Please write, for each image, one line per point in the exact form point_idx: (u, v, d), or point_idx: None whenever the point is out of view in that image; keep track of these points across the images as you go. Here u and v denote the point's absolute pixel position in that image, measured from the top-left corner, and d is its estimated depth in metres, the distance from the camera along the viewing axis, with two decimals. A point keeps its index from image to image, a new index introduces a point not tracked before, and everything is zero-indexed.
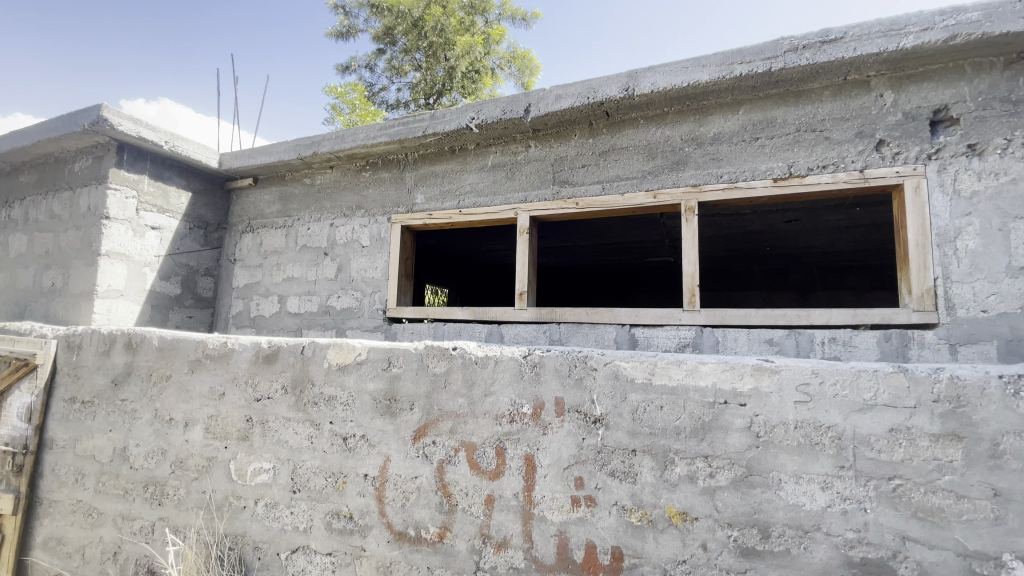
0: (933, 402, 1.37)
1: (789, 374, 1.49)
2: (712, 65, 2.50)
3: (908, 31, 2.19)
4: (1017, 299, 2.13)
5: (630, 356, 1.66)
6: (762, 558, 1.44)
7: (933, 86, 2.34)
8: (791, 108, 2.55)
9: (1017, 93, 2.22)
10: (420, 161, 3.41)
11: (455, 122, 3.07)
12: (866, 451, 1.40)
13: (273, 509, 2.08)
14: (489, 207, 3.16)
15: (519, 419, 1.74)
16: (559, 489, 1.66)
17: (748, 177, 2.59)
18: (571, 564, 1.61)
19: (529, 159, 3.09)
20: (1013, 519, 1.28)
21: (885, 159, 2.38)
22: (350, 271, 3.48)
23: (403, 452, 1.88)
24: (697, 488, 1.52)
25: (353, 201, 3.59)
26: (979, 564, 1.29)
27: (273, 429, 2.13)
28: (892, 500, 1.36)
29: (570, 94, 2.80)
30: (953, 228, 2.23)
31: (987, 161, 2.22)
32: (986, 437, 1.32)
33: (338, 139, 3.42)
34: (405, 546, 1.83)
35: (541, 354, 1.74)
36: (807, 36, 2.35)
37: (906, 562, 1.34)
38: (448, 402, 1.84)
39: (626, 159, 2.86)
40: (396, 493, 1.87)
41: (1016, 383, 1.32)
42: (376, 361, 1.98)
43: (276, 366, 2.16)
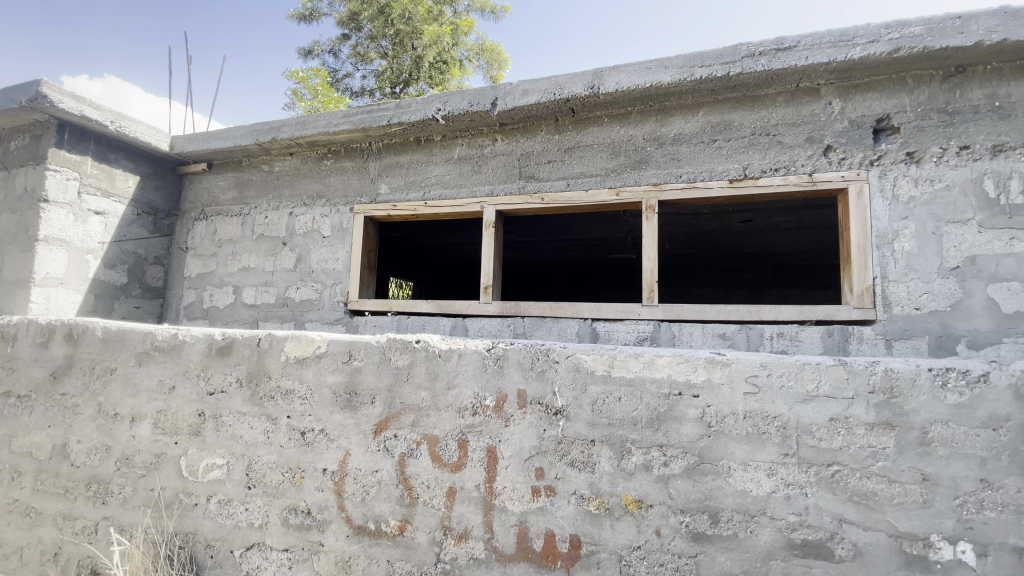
0: (869, 392, 1.46)
1: (739, 366, 1.56)
2: (674, 67, 2.56)
3: (856, 42, 2.31)
4: (947, 298, 2.28)
5: (590, 349, 1.69)
6: (712, 542, 1.51)
7: (877, 96, 2.47)
8: (747, 112, 2.65)
9: (953, 105, 2.37)
10: (385, 151, 3.35)
11: (420, 113, 3.03)
12: (809, 440, 1.48)
13: (227, 505, 2.02)
14: (454, 199, 3.14)
15: (481, 411, 1.75)
16: (520, 479, 1.68)
17: (705, 177, 2.68)
18: (531, 553, 1.65)
19: (495, 153, 3.09)
20: (939, 501, 1.39)
21: (832, 164, 2.50)
22: (309, 262, 3.39)
23: (364, 446, 1.86)
24: (652, 476, 1.58)
25: (314, 189, 3.49)
26: (907, 543, 1.39)
27: (227, 424, 2.07)
28: (831, 485, 1.46)
29: (537, 89, 2.81)
30: (892, 230, 2.38)
31: (924, 168, 2.37)
32: (916, 426, 1.42)
33: (298, 125, 3.32)
34: (364, 540, 1.82)
35: (504, 347, 1.76)
36: (763, 43, 2.44)
37: (843, 543, 1.43)
38: (410, 395, 1.83)
39: (591, 156, 2.89)
40: (355, 487, 1.85)
41: (943, 375, 1.43)
42: (336, 354, 1.95)
43: (230, 359, 2.09)
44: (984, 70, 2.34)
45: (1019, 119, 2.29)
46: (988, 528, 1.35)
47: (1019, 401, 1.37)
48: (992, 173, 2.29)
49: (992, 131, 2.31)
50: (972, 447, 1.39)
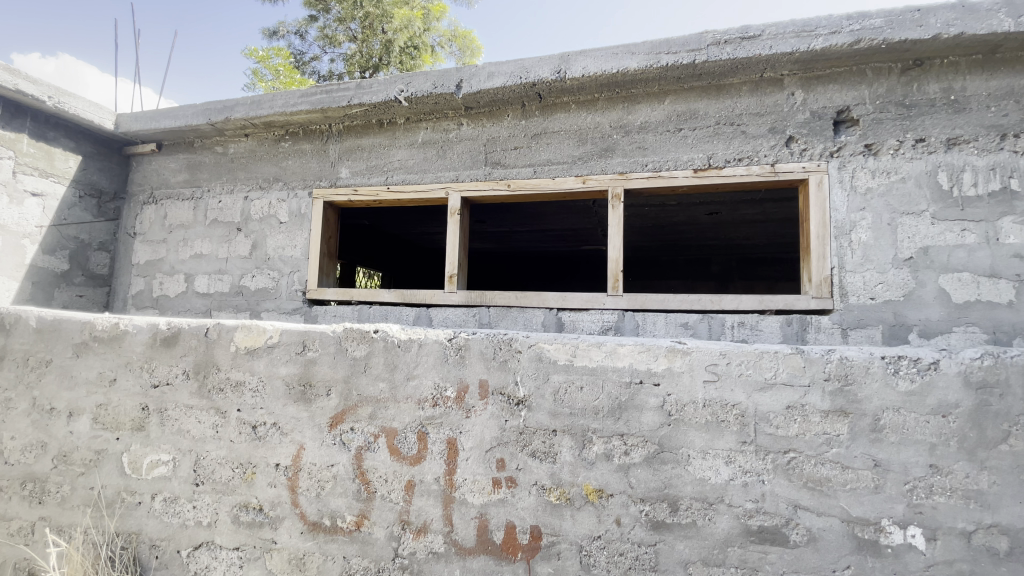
0: (824, 380, 1.48)
1: (699, 355, 1.55)
2: (640, 54, 2.54)
3: (818, 33, 2.33)
4: (900, 289, 2.34)
5: (553, 338, 1.66)
6: (671, 531, 1.51)
7: (838, 88, 2.51)
8: (712, 101, 2.65)
9: (910, 98, 2.42)
10: (346, 134, 3.23)
11: (382, 94, 2.93)
12: (766, 427, 1.49)
13: (173, 503, 1.92)
14: (418, 185, 3.06)
15: (442, 403, 1.70)
16: (481, 471, 1.65)
17: (671, 166, 2.68)
18: (491, 545, 1.62)
19: (461, 138, 3.02)
20: (890, 486, 1.42)
21: (794, 155, 2.53)
22: (265, 249, 3.25)
23: (319, 440, 1.79)
24: (613, 466, 1.57)
25: (271, 172, 3.35)
26: (859, 528, 1.42)
27: (173, 418, 1.96)
28: (787, 472, 1.47)
29: (502, 73, 2.75)
30: (849, 222, 2.43)
31: (881, 161, 2.42)
32: (869, 413, 1.45)
33: (254, 105, 3.17)
34: (319, 537, 1.76)
35: (466, 336, 1.71)
36: (728, 31, 2.44)
37: (797, 528, 1.45)
38: (368, 387, 1.77)
39: (558, 143, 2.85)
40: (310, 482, 1.78)
41: (896, 362, 1.45)
42: (289, 345, 1.86)
43: (176, 349, 1.98)
44: (940, 64, 2.40)
45: (972, 114, 2.35)
46: (936, 512, 1.39)
47: (967, 388, 1.41)
48: (945, 166, 2.35)
49: (946, 125, 2.37)
50: (921, 434, 1.42)
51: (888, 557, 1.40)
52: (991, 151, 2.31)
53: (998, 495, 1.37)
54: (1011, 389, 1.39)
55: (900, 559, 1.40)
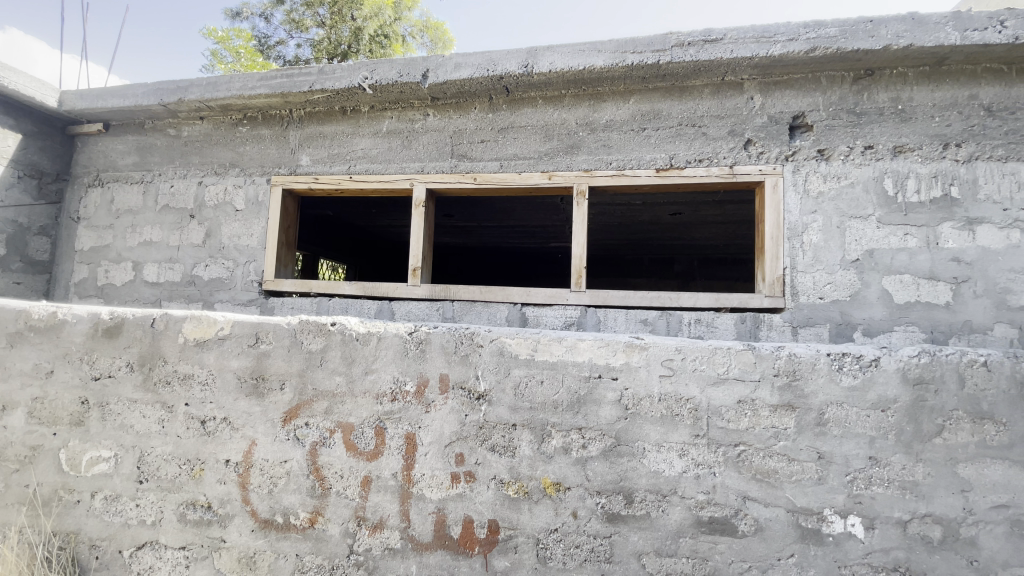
0: (774, 375, 1.53)
1: (656, 350, 1.58)
2: (607, 52, 2.56)
3: (777, 39, 2.40)
4: (848, 289, 2.44)
5: (514, 333, 1.66)
6: (626, 522, 1.54)
7: (794, 94, 2.59)
8: (675, 102, 2.70)
9: (861, 106, 2.53)
10: (307, 120, 3.14)
11: (346, 80, 2.85)
12: (718, 421, 1.53)
13: (115, 502, 1.83)
14: (382, 175, 2.99)
15: (401, 397, 1.67)
16: (439, 466, 1.63)
17: (634, 165, 2.71)
18: (448, 540, 1.61)
19: (427, 128, 2.97)
20: (832, 477, 1.48)
21: (751, 157, 2.61)
22: (220, 237, 3.13)
23: (272, 435, 1.74)
24: (571, 459, 1.58)
25: (227, 158, 3.22)
26: (803, 518, 1.48)
27: (115, 413, 1.86)
28: (737, 464, 1.52)
29: (469, 64, 2.72)
30: (802, 224, 2.51)
31: (832, 166, 2.52)
32: (814, 407, 1.51)
33: (209, 86, 3.04)
34: (270, 534, 1.71)
35: (426, 330, 1.69)
36: (691, 34, 2.48)
37: (745, 518, 1.50)
38: (324, 381, 1.72)
39: (524, 138, 2.85)
40: (261, 479, 1.73)
41: (840, 359, 1.52)
42: (241, 337, 1.80)
43: (120, 341, 1.88)
44: (889, 75, 2.51)
45: (917, 123, 2.47)
46: (875, 502, 1.47)
47: (905, 384, 1.48)
48: (891, 173, 2.46)
49: (893, 134, 2.48)
50: (862, 427, 1.49)
51: (829, 545, 1.47)
52: (933, 160, 2.44)
53: (931, 485, 1.45)
54: (945, 384, 1.47)
55: (840, 547, 1.46)
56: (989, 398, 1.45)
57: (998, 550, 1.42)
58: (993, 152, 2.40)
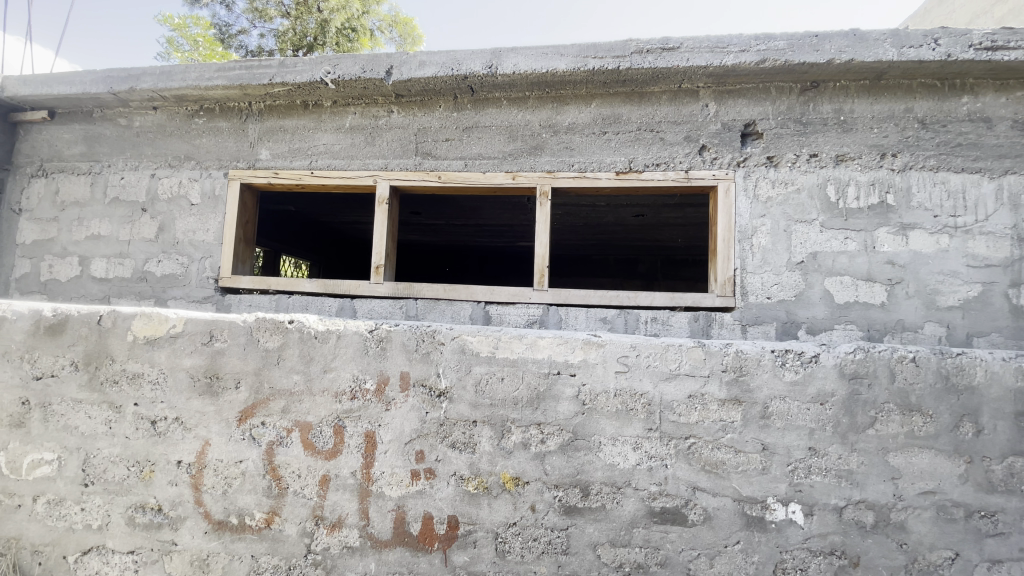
0: (722, 371, 1.60)
1: (613, 347, 1.63)
2: (569, 56, 2.61)
3: (730, 50, 2.50)
4: (794, 289, 2.57)
5: (476, 330, 1.68)
6: (582, 514, 1.59)
7: (746, 102, 2.70)
8: (635, 107, 2.77)
9: (807, 116, 2.66)
10: (266, 113, 3.07)
11: (307, 74, 2.81)
12: (670, 415, 1.60)
13: (58, 506, 1.76)
14: (344, 171, 2.96)
15: (361, 396, 1.67)
16: (399, 464, 1.64)
17: (595, 168, 2.77)
18: (407, 537, 1.62)
19: (390, 125, 2.95)
20: (775, 468, 1.57)
21: (706, 162, 2.70)
22: (173, 232, 3.03)
23: (226, 435, 1.70)
24: (530, 454, 1.62)
25: (181, 150, 3.11)
26: (748, 506, 1.56)
27: (58, 414, 1.79)
28: (687, 456, 1.58)
29: (434, 63, 2.72)
30: (752, 227, 2.63)
31: (780, 172, 2.64)
32: (759, 401, 1.59)
33: (163, 76, 2.94)
34: (225, 536, 1.68)
35: (387, 328, 1.69)
36: (650, 41, 2.56)
37: (695, 508, 1.57)
38: (282, 379, 1.70)
39: (488, 138, 2.87)
40: (215, 480, 1.69)
41: (783, 355, 1.60)
42: (194, 334, 1.75)
43: (63, 338, 1.80)
44: (833, 87, 2.65)
45: (858, 134, 2.62)
46: (813, 490, 1.56)
47: (842, 378, 1.58)
48: (834, 179, 2.60)
49: (836, 143, 2.62)
50: (803, 420, 1.58)
51: (772, 532, 1.55)
52: (872, 168, 2.59)
53: (864, 473, 1.55)
54: (878, 379, 1.57)
55: (782, 533, 1.55)
56: (916, 392, 1.56)
57: (924, 533, 1.54)
58: (926, 161, 2.57)
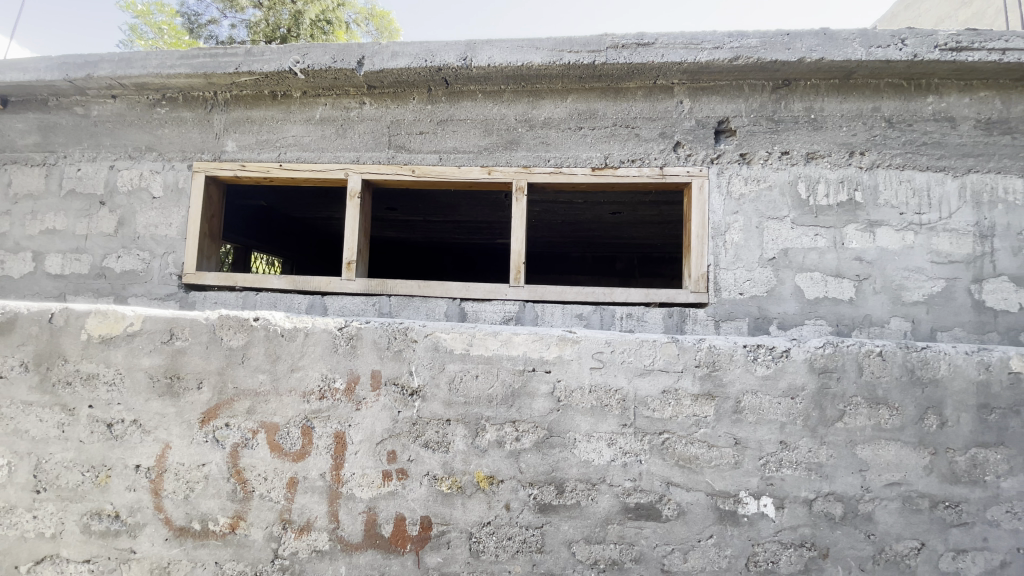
0: (695, 366, 1.61)
1: (588, 343, 1.62)
2: (545, 49, 2.60)
3: (704, 47, 2.52)
4: (765, 285, 2.60)
5: (449, 327, 1.65)
6: (557, 512, 1.57)
7: (719, 100, 2.73)
8: (610, 103, 2.77)
9: (778, 114, 2.70)
10: (233, 103, 2.96)
11: (276, 63, 2.73)
12: (644, 411, 1.60)
13: (7, 515, 1.67)
14: (314, 164, 2.88)
15: (330, 395, 1.62)
16: (370, 465, 1.60)
17: (571, 163, 2.76)
18: (379, 539, 1.58)
19: (362, 118, 2.89)
20: (748, 462, 1.58)
21: (680, 159, 2.72)
22: (134, 226, 2.91)
23: (188, 438, 1.64)
24: (504, 452, 1.59)
25: (142, 140, 2.99)
26: (721, 500, 1.57)
27: (7, 417, 1.69)
28: (661, 452, 1.59)
29: (407, 54, 2.67)
30: (724, 224, 2.65)
31: (753, 169, 2.67)
32: (732, 396, 1.60)
33: (123, 62, 2.83)
34: (187, 542, 1.61)
35: (358, 325, 1.65)
36: (625, 36, 2.57)
37: (669, 503, 1.57)
38: (247, 379, 1.64)
39: (464, 132, 2.83)
40: (177, 485, 1.62)
41: (755, 350, 1.62)
42: (153, 333, 1.68)
43: (11, 338, 1.70)
44: (804, 86, 2.69)
45: (828, 132, 2.67)
46: (784, 483, 1.58)
47: (812, 372, 1.60)
48: (805, 177, 2.64)
49: (807, 141, 2.67)
50: (774, 414, 1.59)
51: (744, 525, 1.57)
52: (841, 166, 2.64)
53: (833, 466, 1.58)
54: (846, 373, 1.60)
55: (754, 526, 1.56)
56: (884, 385, 1.59)
57: (890, 524, 1.57)
58: (893, 160, 2.63)
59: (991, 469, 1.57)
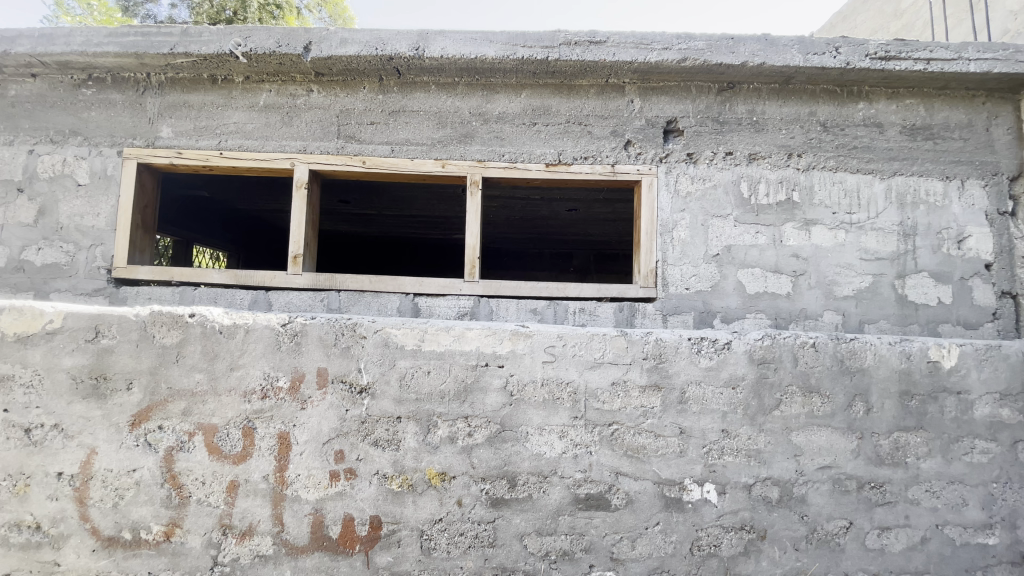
0: (643, 359, 1.65)
1: (540, 338, 1.64)
2: (498, 43, 2.59)
3: (653, 47, 2.59)
4: (710, 280, 2.70)
5: (400, 323, 1.62)
6: (509, 506, 1.58)
7: (668, 100, 2.80)
8: (564, 99, 2.79)
9: (723, 116, 2.80)
10: (168, 86, 2.79)
11: (215, 45, 2.60)
12: (595, 403, 1.62)
13: None
14: (258, 153, 2.75)
15: (273, 394, 1.56)
16: (317, 465, 1.55)
17: (525, 159, 2.76)
18: (326, 541, 1.54)
19: (309, 106, 2.79)
20: (692, 450, 1.64)
21: (631, 157, 2.78)
22: (57, 216, 2.70)
23: (116, 442, 1.54)
24: (456, 448, 1.58)
25: (65, 124, 2.77)
26: (667, 488, 1.63)
27: None
28: (610, 443, 1.62)
29: (357, 41, 2.60)
30: (672, 221, 2.73)
31: (699, 168, 2.76)
32: (677, 387, 1.65)
33: (44, 38, 2.61)
34: (116, 553, 1.52)
35: (303, 321, 1.59)
36: (578, 33, 2.59)
37: (618, 493, 1.61)
38: (182, 379, 1.56)
39: (416, 123, 2.78)
40: (104, 492, 1.52)
41: (699, 343, 1.68)
42: (76, 331, 1.56)
43: None
44: (747, 89, 2.80)
45: (769, 134, 2.79)
46: (726, 469, 1.65)
47: (751, 363, 1.68)
48: (747, 177, 2.76)
49: (749, 142, 2.78)
50: (717, 403, 1.66)
51: (688, 511, 1.62)
52: (780, 167, 2.77)
53: (771, 452, 1.66)
54: (783, 363, 1.68)
55: (698, 512, 1.63)
56: (817, 374, 1.69)
57: (822, 505, 1.67)
58: (827, 162, 2.78)
59: (911, 452, 1.70)
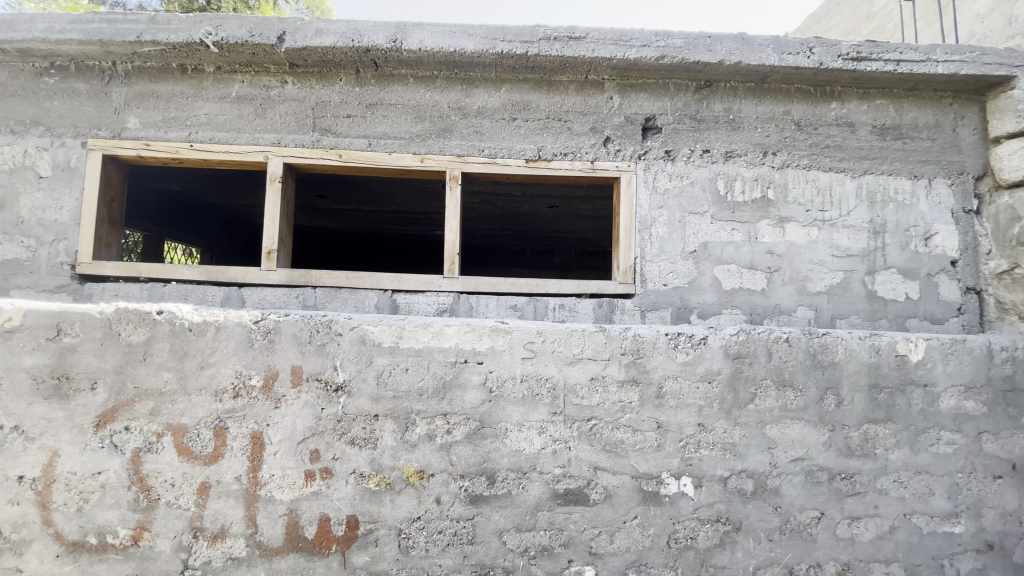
0: (621, 354, 1.66)
1: (519, 334, 1.63)
2: (477, 37, 2.57)
3: (632, 44, 2.60)
4: (687, 277, 2.73)
5: (377, 320, 1.60)
6: (488, 503, 1.58)
7: (647, 97, 2.82)
8: (544, 95, 2.78)
9: (701, 113, 2.83)
10: (135, 76, 2.70)
11: (185, 34, 2.52)
12: (573, 399, 1.63)
13: None
14: (230, 145, 2.68)
15: (245, 393, 1.53)
16: (291, 465, 1.52)
17: (505, 154, 2.75)
18: (301, 542, 1.51)
19: (284, 97, 2.72)
20: (669, 444, 1.66)
21: (610, 154, 2.79)
22: (17, 209, 2.59)
23: (80, 444, 1.48)
24: (435, 445, 1.57)
25: (26, 113, 2.65)
26: (645, 482, 1.64)
27: None
28: (589, 438, 1.63)
29: (333, 32, 2.55)
30: (651, 217, 2.75)
31: (677, 166, 2.79)
32: (655, 382, 1.67)
33: (2, 24, 2.50)
34: (81, 558, 1.47)
35: (277, 318, 1.56)
36: (557, 29, 2.59)
37: (596, 488, 1.62)
38: (149, 378, 1.51)
39: (394, 117, 2.74)
40: (68, 496, 1.47)
41: (676, 339, 1.69)
42: (36, 329, 1.50)
43: None
44: (724, 87, 2.84)
45: (745, 132, 2.83)
46: (702, 463, 1.67)
47: (727, 358, 1.70)
48: (724, 174, 2.80)
49: (726, 140, 2.82)
50: (693, 398, 1.68)
51: (665, 505, 1.64)
52: (756, 165, 2.82)
53: (746, 445, 1.69)
54: (758, 357, 1.71)
55: (675, 505, 1.65)
56: (790, 369, 1.72)
57: (795, 496, 1.70)
58: (801, 160, 2.84)
59: (880, 443, 1.75)
